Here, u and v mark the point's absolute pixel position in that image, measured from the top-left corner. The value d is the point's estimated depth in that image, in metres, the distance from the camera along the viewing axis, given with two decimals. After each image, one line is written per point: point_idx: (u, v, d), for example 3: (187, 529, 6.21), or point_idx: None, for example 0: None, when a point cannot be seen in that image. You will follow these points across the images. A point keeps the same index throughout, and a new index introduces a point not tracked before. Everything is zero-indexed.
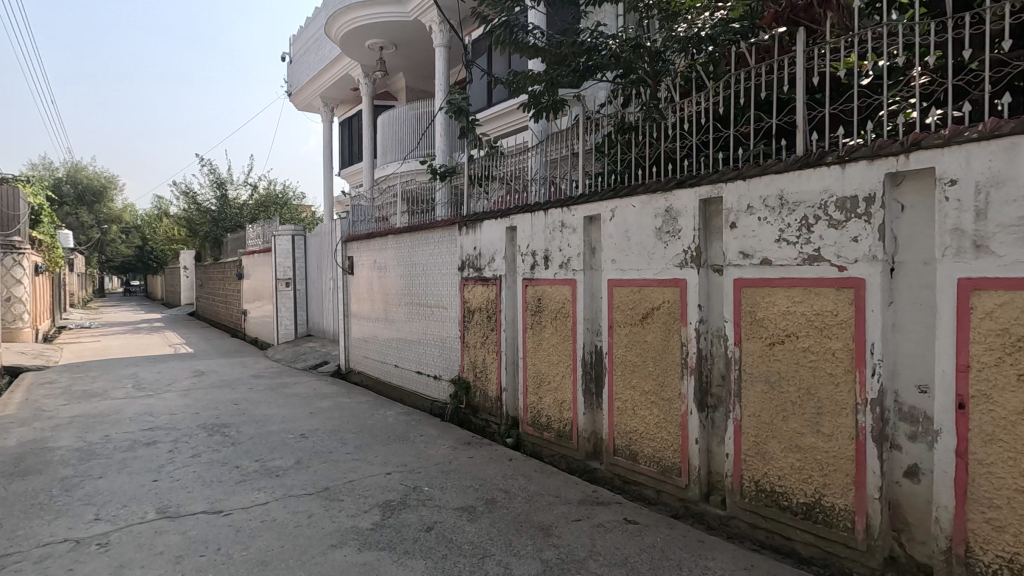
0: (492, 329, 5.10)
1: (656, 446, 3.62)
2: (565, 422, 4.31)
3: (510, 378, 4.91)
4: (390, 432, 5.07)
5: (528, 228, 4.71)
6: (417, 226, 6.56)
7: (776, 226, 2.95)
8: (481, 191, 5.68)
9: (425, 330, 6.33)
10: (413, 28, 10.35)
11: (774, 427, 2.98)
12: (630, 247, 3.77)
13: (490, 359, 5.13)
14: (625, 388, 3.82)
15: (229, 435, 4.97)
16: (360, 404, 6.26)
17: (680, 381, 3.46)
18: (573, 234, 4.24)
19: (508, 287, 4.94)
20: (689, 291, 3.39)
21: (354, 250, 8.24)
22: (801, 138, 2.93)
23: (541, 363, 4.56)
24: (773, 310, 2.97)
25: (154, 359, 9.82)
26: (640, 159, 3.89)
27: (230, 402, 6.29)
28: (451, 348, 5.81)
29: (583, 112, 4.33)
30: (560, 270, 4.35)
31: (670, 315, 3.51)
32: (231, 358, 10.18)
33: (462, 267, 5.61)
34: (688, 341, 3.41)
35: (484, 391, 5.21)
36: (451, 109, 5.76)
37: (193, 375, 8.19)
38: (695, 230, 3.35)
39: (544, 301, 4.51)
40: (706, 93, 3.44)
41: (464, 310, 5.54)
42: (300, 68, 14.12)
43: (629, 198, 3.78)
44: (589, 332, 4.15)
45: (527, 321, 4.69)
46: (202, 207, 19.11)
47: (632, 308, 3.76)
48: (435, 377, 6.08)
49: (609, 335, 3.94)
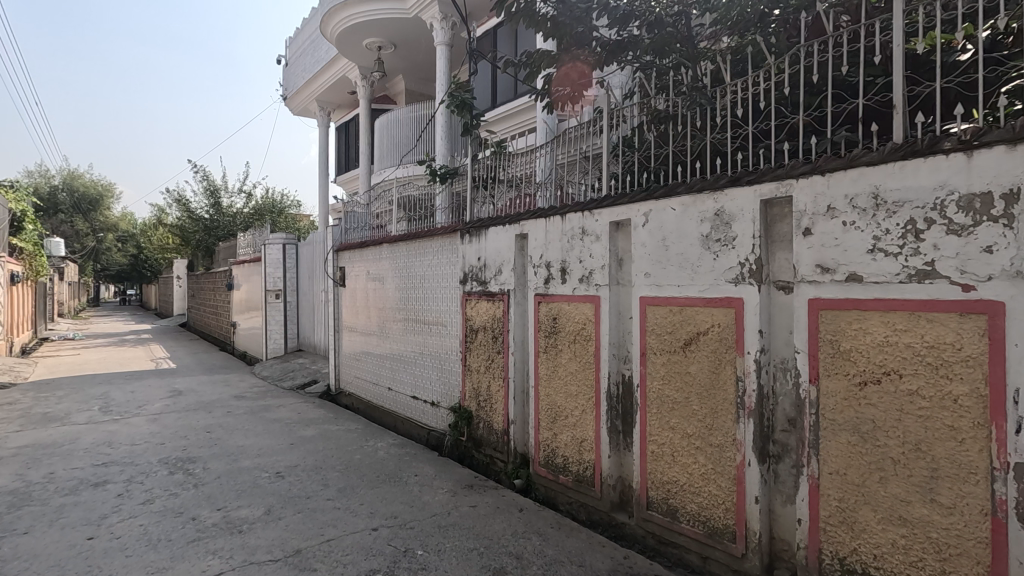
0: (499, 351, 4.44)
1: (702, 503, 2.95)
2: (586, 465, 3.65)
3: (519, 410, 4.25)
4: (380, 470, 4.38)
5: (541, 237, 4.07)
6: (415, 234, 5.94)
7: (868, 233, 2.31)
8: (486, 196, 5.05)
9: (423, 351, 5.67)
10: (413, 27, 9.81)
11: (866, 490, 2.32)
12: (667, 258, 3.13)
13: (496, 386, 4.46)
14: (661, 429, 3.17)
15: (193, 474, 4.28)
16: (349, 433, 5.57)
17: (734, 424, 2.81)
18: (597, 242, 3.60)
19: (518, 304, 4.29)
20: (747, 314, 2.74)
21: (346, 260, 7.63)
22: (899, 121, 2.31)
23: (556, 394, 3.90)
24: (865, 340, 2.32)
25: (131, 376, 9.13)
26: (679, 155, 3.26)
27: (202, 430, 5.60)
28: (450, 371, 5.16)
29: (608, 102, 3.73)
30: (580, 286, 3.71)
31: (721, 342, 2.86)
32: (215, 375, 9.49)
33: (464, 280, 4.97)
34: (745, 374, 2.76)
35: (488, 422, 4.55)
36: (452, 103, 5.14)
37: (169, 396, 7.50)
38: (755, 237, 2.72)
39: (560, 321, 3.86)
40: (764, 71, 2.83)
41: (466, 329, 4.90)
42: (295, 71, 13.63)
43: (667, 200, 3.15)
44: (615, 360, 3.50)
45: (539, 344, 4.04)
46: (195, 214, 18.49)
47: (670, 332, 3.12)
48: (433, 403, 5.41)
49: (641, 364, 3.29)
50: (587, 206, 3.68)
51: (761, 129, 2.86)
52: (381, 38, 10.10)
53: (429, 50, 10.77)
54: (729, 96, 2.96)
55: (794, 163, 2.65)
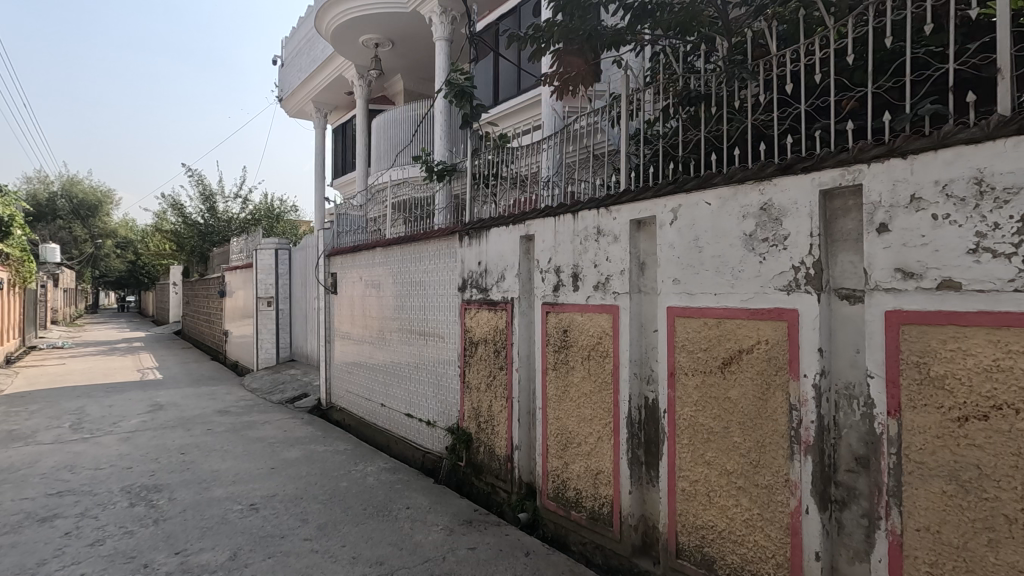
0: (502, 367, 3.95)
1: (746, 555, 2.46)
2: (603, 501, 3.16)
3: (524, 434, 3.77)
4: (367, 502, 3.89)
5: (550, 238, 3.60)
6: (410, 237, 5.47)
7: (969, 228, 1.83)
8: (489, 194, 4.58)
9: (419, 365, 5.18)
10: (411, 22, 9.39)
11: (968, 554, 1.82)
12: (701, 262, 2.66)
13: (498, 407, 3.97)
14: (693, 464, 2.69)
15: (156, 506, 3.79)
16: (336, 455, 5.07)
17: (786, 461, 2.32)
18: (614, 243, 3.13)
19: (523, 314, 3.81)
20: (804, 329, 2.26)
21: (339, 266, 7.19)
22: (1007, 87, 1.84)
23: (567, 417, 3.41)
24: (965, 363, 1.84)
25: (112, 388, 8.64)
26: (713, 140, 2.79)
27: (176, 452, 5.10)
28: (448, 388, 4.68)
29: (627, 85, 3.27)
30: (594, 294, 3.23)
31: (769, 362, 2.39)
32: (201, 386, 8.99)
33: (463, 287, 4.49)
34: (801, 402, 2.27)
35: (489, 446, 4.06)
36: (451, 92, 4.68)
37: (148, 411, 7.00)
38: (812, 235, 2.25)
39: (571, 335, 3.38)
40: (822, 36, 2.35)
41: (465, 341, 4.40)
42: (291, 71, 13.23)
43: (701, 192, 2.67)
44: (636, 380, 3.03)
45: (547, 360, 3.56)
46: (190, 220, 18.07)
47: (704, 350, 2.64)
48: (429, 423, 4.92)
49: (668, 386, 2.81)
50: (603, 202, 3.20)
51: (817, 105, 2.38)
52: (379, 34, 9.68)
53: (429, 47, 10.35)
54: (776, 68, 2.49)
55: (861, 144, 2.18)
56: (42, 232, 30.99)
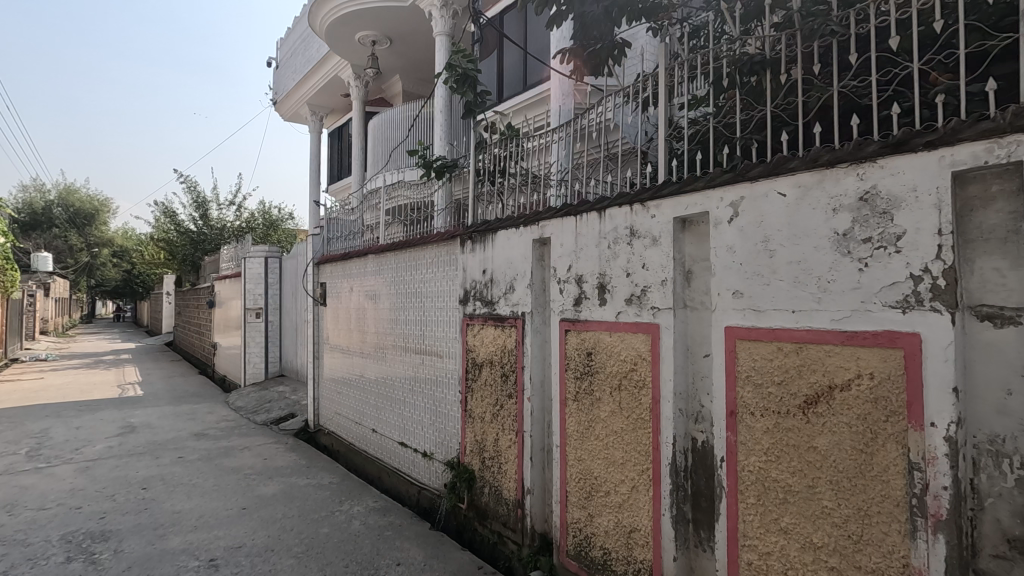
0: (511, 395, 3.35)
1: None
2: (638, 567, 2.55)
3: (538, 475, 3.18)
4: (350, 556, 3.28)
5: (569, 242, 3.01)
6: (405, 243, 4.90)
7: None
8: (494, 193, 4.00)
9: (414, 386, 4.58)
10: (409, 18, 8.88)
11: None
12: (774, 269, 2.07)
13: (507, 441, 3.37)
14: (762, 532, 2.08)
15: (96, 562, 3.16)
16: (320, 490, 4.45)
17: (905, 541, 1.71)
18: (652, 247, 2.54)
19: (536, 333, 3.22)
20: (932, 360, 1.66)
21: (328, 274, 6.62)
22: None
23: (591, 459, 2.81)
24: None
25: (85, 406, 8.01)
26: (783, 116, 2.22)
27: (137, 487, 4.47)
28: (446, 415, 4.09)
29: (665, 56, 2.71)
30: (627, 310, 2.64)
31: (876, 405, 1.79)
32: (181, 404, 8.35)
33: (465, 299, 3.90)
34: (927, 462, 1.67)
35: (495, 488, 3.45)
36: (451, 77, 4.12)
37: (118, 434, 6.38)
38: (941, 233, 1.65)
39: (597, 360, 2.78)
40: None
41: (467, 362, 3.80)
42: (286, 72, 12.73)
43: (772, 180, 2.09)
44: (681, 418, 2.44)
45: (567, 389, 2.96)
46: (182, 227, 17.54)
47: (777, 384, 2.05)
48: (425, 455, 4.32)
49: (728, 429, 2.21)
50: (639, 196, 2.63)
51: (936, 63, 1.81)
52: (375, 30, 9.17)
53: (428, 45, 9.83)
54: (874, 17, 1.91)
55: (1011, 109, 1.59)
56: (36, 241, 30.44)
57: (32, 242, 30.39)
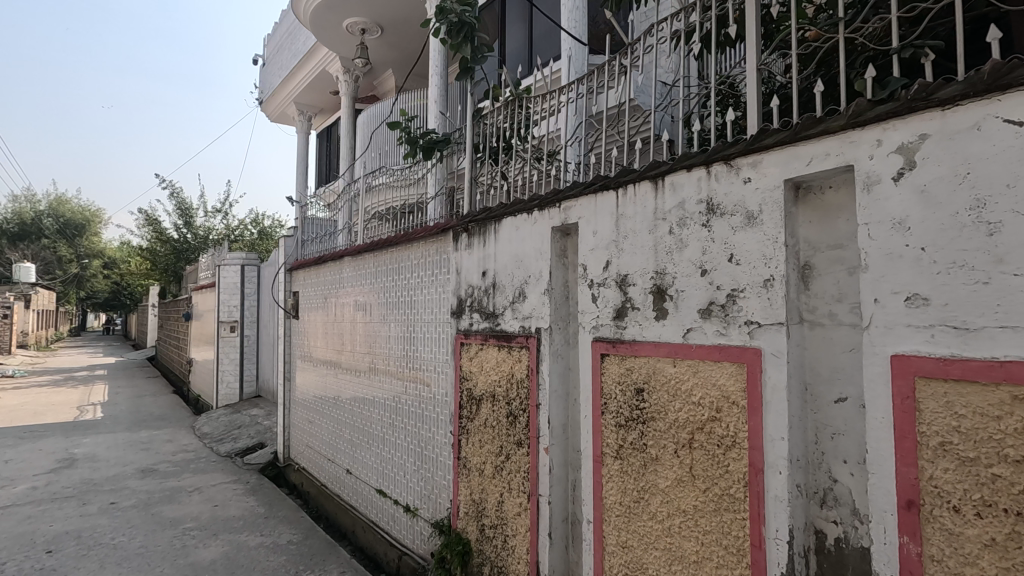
0: (520, 444, 2.43)
1: None
2: None
3: (559, 559, 2.26)
4: None
5: (606, 229, 2.11)
6: (386, 241, 4.01)
7: None
8: (495, 174, 3.10)
9: (396, 422, 3.64)
10: (402, 3, 8.09)
11: None
12: (1002, 257, 1.16)
13: (514, 506, 2.45)
14: None
15: None
16: (274, 554, 3.49)
17: None
18: (747, 228, 1.64)
19: (557, 358, 2.33)
20: None
21: (301, 282, 5.72)
22: None
23: (644, 552, 1.88)
24: None
25: (28, 433, 7.02)
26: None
27: (39, 550, 3.52)
28: (434, 460, 3.18)
29: None
30: (703, 326, 1.74)
31: None
32: (140, 431, 7.38)
33: (460, 310, 3.00)
34: None
35: (499, 570, 2.52)
36: (442, 26, 3.24)
37: (52, 469, 5.42)
38: None
39: (652, 402, 1.87)
40: None
41: (460, 395, 2.88)
42: (272, 70, 11.96)
43: (988, 102, 1.19)
44: (801, 500, 1.53)
45: (604, 441, 2.05)
46: (165, 236, 16.61)
47: (1014, 462, 1.14)
48: (408, 511, 3.38)
49: (902, 532, 1.29)
50: (715, 154, 1.74)
51: None
52: (364, 18, 8.39)
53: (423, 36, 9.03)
54: None
55: None
56: (23, 252, 29.53)
57: (18, 252, 29.38)
